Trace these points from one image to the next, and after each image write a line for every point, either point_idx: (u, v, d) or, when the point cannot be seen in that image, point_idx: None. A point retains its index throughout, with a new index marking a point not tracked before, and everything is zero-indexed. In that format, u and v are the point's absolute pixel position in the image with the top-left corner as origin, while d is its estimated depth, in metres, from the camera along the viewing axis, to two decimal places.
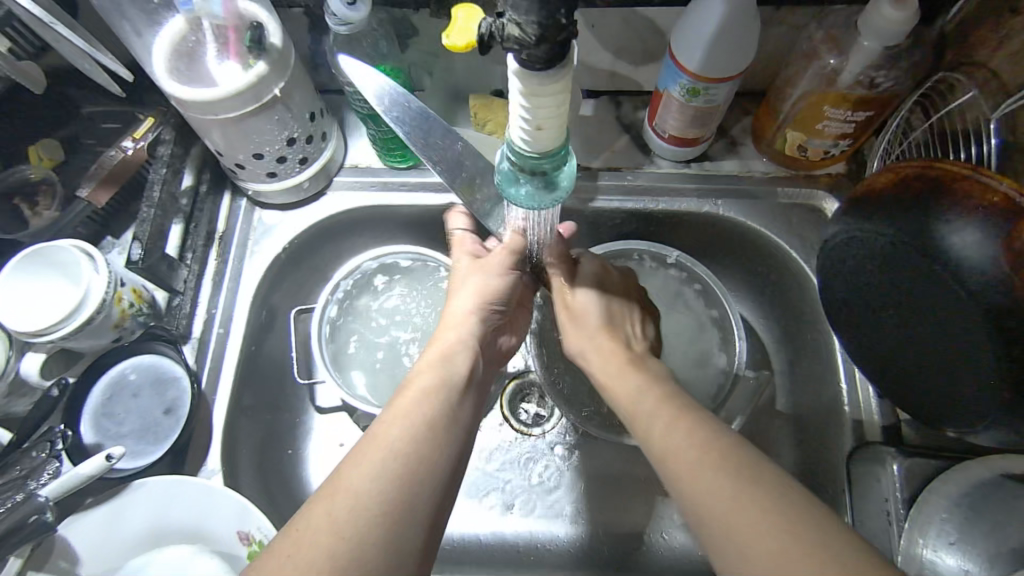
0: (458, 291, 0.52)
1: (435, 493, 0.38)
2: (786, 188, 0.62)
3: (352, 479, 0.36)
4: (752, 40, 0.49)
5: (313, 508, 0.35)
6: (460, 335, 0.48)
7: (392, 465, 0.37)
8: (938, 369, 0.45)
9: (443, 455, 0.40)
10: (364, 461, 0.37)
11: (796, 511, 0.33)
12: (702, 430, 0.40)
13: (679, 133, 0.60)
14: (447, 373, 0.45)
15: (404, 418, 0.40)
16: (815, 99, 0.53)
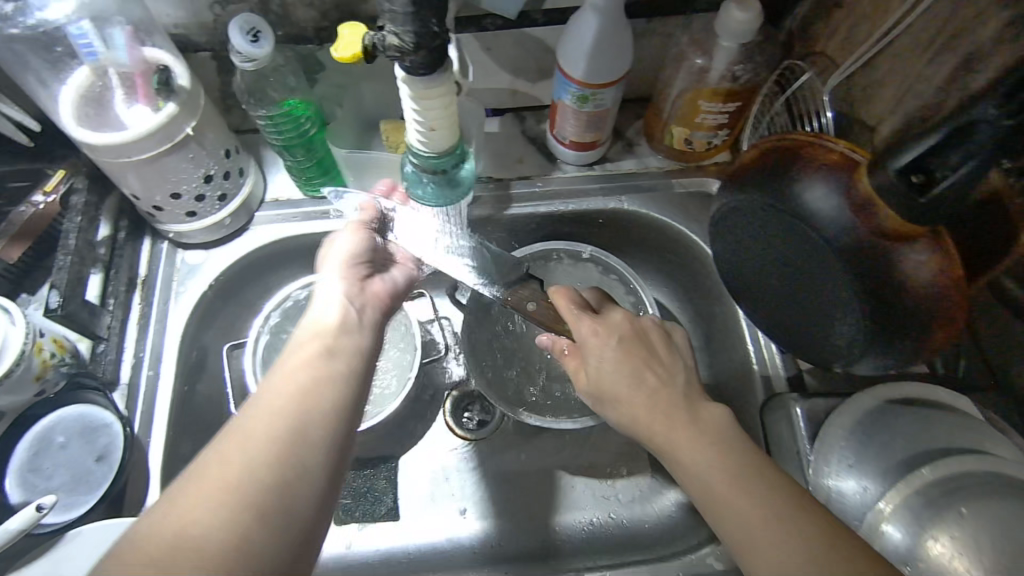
0: (328, 260, 0.52)
1: (325, 447, 0.39)
2: (681, 179, 0.68)
3: (237, 447, 0.37)
4: (627, 48, 0.55)
5: (200, 479, 0.36)
6: (339, 294, 0.49)
7: (275, 430, 0.38)
8: (822, 319, 0.50)
9: (322, 405, 0.40)
10: (246, 433, 0.38)
11: (857, 558, 0.38)
12: (759, 475, 0.42)
13: (579, 138, 0.65)
14: (323, 332, 0.45)
15: (285, 381, 0.41)
16: (690, 95, 0.60)
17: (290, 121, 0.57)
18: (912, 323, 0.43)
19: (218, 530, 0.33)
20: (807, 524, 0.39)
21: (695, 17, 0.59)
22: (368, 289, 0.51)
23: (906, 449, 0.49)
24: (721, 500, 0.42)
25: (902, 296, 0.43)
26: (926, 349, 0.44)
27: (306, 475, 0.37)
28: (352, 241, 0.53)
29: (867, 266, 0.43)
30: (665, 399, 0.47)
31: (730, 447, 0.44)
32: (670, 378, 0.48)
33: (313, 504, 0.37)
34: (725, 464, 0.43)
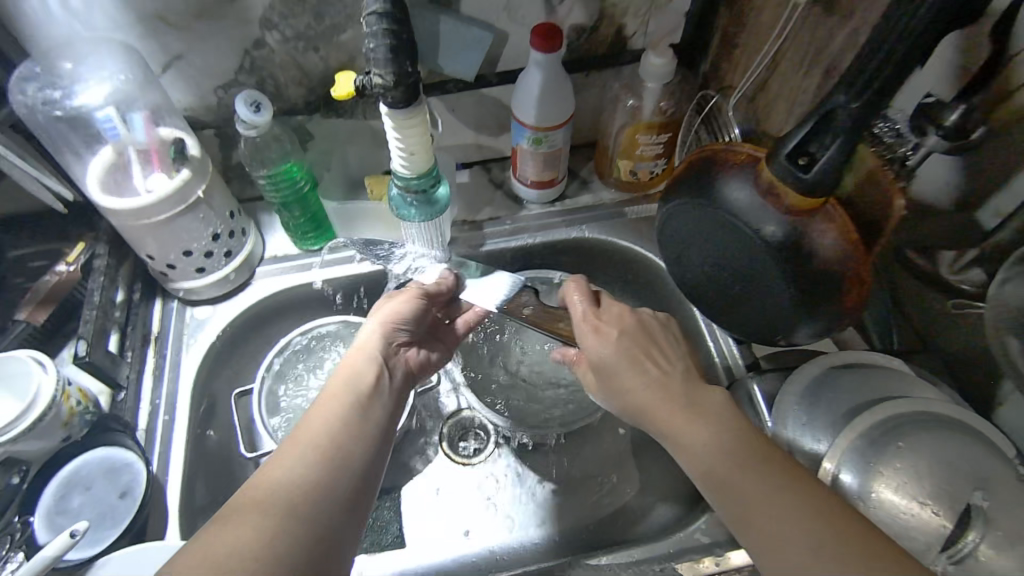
0: (371, 321, 0.58)
1: (352, 483, 0.45)
2: (632, 207, 0.78)
3: (277, 482, 0.42)
4: (570, 95, 0.66)
5: (246, 502, 0.41)
6: (370, 353, 0.55)
7: (312, 472, 0.43)
8: (759, 302, 0.57)
9: (352, 458, 0.46)
10: (286, 469, 0.43)
11: (849, 519, 0.41)
12: (754, 446, 0.46)
13: (539, 177, 0.74)
14: (356, 387, 0.51)
15: (318, 425, 0.47)
16: (630, 130, 0.69)
17: (287, 179, 0.66)
18: (831, 286, 0.52)
19: (262, 550, 0.38)
20: (798, 488, 0.43)
21: (624, 67, 0.71)
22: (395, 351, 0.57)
23: (849, 402, 0.55)
24: (720, 472, 0.46)
25: (822, 268, 0.51)
26: (845, 306, 0.53)
27: (334, 505, 0.43)
28: (393, 303, 0.60)
29: (783, 242, 0.51)
30: (664, 384, 0.51)
31: (725, 422, 0.48)
32: (667, 366, 0.53)
33: (338, 529, 0.42)
34: (721, 435, 0.47)
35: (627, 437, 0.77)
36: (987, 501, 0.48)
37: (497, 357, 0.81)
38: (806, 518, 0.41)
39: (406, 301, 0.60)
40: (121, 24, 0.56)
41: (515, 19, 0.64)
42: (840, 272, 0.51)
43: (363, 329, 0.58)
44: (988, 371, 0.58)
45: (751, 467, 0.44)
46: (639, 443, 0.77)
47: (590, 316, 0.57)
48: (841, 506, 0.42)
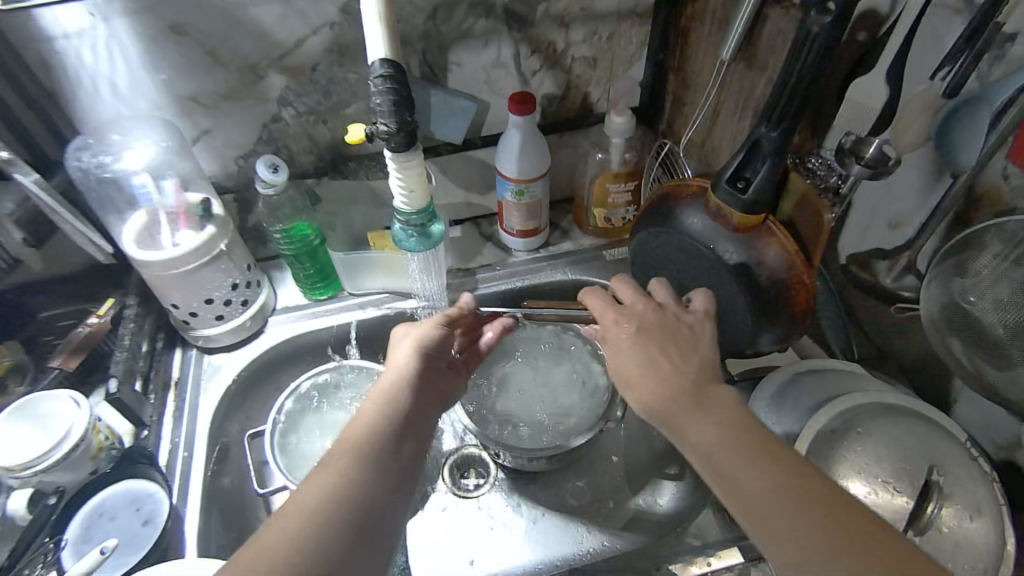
0: (397, 342, 0.61)
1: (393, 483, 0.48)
2: (610, 249, 0.86)
3: (309, 500, 0.44)
4: (546, 151, 0.76)
5: (282, 522, 0.42)
6: (404, 375, 0.57)
7: (343, 491, 0.45)
8: (723, 317, 0.64)
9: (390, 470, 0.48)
10: (319, 487, 0.45)
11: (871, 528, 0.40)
12: (778, 448, 0.45)
13: (523, 226, 0.83)
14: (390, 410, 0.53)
15: (357, 436, 0.50)
16: (600, 180, 0.79)
17: (298, 235, 0.75)
18: (780, 294, 0.58)
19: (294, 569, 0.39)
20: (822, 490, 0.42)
21: (592, 128, 0.82)
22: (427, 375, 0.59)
23: (812, 400, 0.60)
24: (742, 481, 0.44)
25: (772, 276, 0.58)
26: (796, 313, 0.59)
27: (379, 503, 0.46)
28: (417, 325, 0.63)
29: (733, 252, 0.59)
30: (681, 381, 0.50)
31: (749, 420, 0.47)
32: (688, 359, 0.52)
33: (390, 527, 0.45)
34: (746, 433, 0.46)
35: (620, 465, 0.81)
36: (943, 477, 0.52)
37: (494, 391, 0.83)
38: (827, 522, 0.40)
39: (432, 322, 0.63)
40: (161, 105, 0.66)
41: (495, 90, 0.75)
42: (790, 277, 0.58)
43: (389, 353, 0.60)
44: (938, 371, 0.64)
45: (771, 467, 0.44)
46: (631, 470, 0.80)
47: (612, 319, 0.58)
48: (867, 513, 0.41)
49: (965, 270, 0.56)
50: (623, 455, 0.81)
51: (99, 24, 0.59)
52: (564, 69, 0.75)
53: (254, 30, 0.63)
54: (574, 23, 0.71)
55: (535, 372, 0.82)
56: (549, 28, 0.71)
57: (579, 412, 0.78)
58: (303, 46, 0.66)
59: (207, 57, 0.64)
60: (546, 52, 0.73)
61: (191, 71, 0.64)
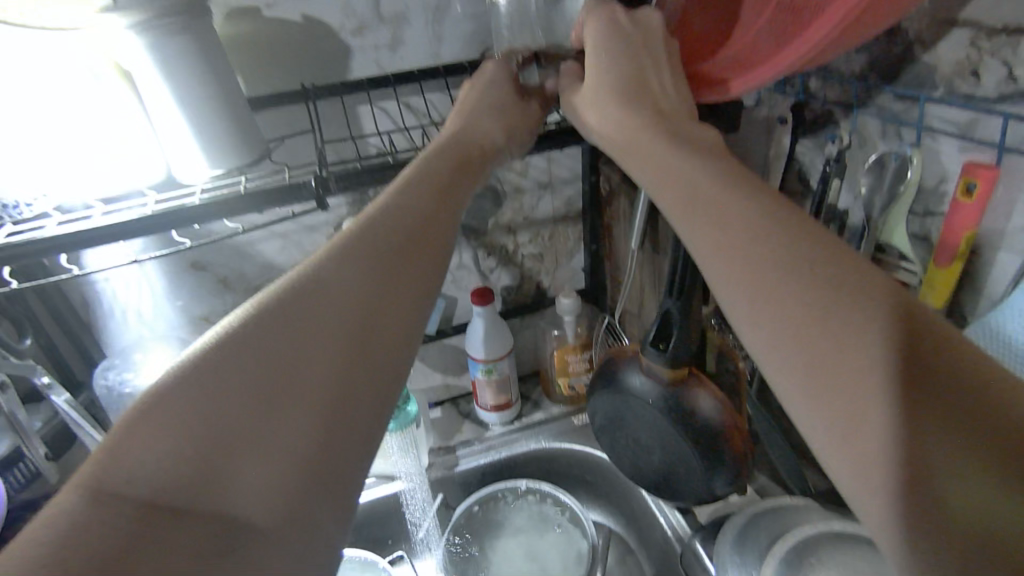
0: (461, 136, 0.54)
1: (339, 313, 0.36)
2: (578, 413, 0.92)
3: (283, 356, 0.34)
4: (506, 334, 0.87)
5: (241, 395, 0.32)
6: (457, 156, 0.51)
7: (331, 326, 0.35)
8: (676, 468, 0.69)
9: (336, 305, 0.36)
10: (290, 333, 0.35)
11: (838, 363, 0.31)
12: (727, 213, 0.36)
13: (496, 400, 0.90)
14: (377, 222, 0.41)
15: (302, 287, 0.36)
16: (559, 353, 0.89)
17: None
18: (719, 439, 0.66)
19: (286, 463, 0.31)
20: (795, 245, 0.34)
21: (547, 309, 0.95)
22: (452, 170, 0.49)
23: (766, 537, 0.64)
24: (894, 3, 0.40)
25: (709, 423, 0.66)
26: (737, 453, 0.66)
27: (315, 352, 0.34)
28: (483, 120, 0.57)
29: (669, 405, 0.67)
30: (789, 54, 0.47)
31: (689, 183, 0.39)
32: (663, 91, 0.48)
33: (330, 352, 0.35)
34: (689, 208, 0.39)
35: None
36: None
37: (483, 568, 0.82)
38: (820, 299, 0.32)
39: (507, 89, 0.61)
40: (177, 325, 0.80)
41: (460, 287, 0.89)
42: (725, 422, 0.66)
43: (459, 106, 0.59)
44: None
45: None
46: None
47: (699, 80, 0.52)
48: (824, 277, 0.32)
49: None
50: None
51: (137, 267, 0.74)
52: (516, 265, 0.90)
53: (259, 259, 0.79)
54: (519, 230, 0.88)
55: (522, 546, 0.83)
56: (499, 236, 0.87)
57: None
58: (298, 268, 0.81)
59: (219, 284, 0.78)
60: (500, 253, 0.88)
61: (204, 296, 0.79)
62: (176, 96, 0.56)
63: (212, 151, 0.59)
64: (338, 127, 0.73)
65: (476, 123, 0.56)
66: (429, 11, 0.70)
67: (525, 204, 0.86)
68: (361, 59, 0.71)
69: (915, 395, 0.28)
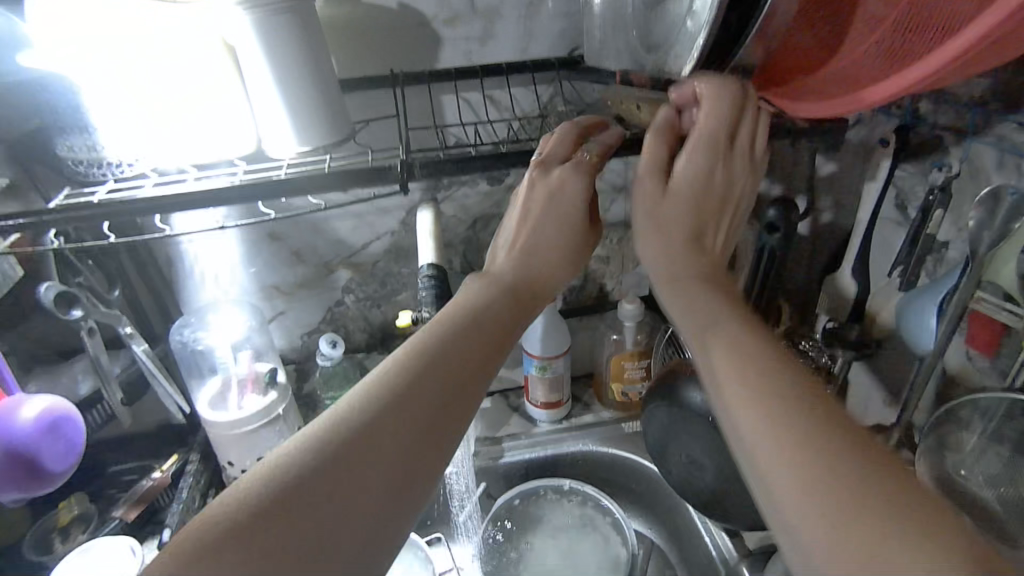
0: (521, 258, 0.55)
1: (388, 453, 0.39)
2: (628, 421, 0.90)
3: (359, 449, 0.38)
4: (564, 333, 0.86)
5: (282, 527, 0.34)
6: (509, 287, 0.52)
7: (380, 469, 0.38)
8: (730, 490, 0.67)
9: (385, 442, 0.39)
10: (341, 469, 0.37)
11: (854, 507, 0.32)
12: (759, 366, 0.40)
13: (547, 398, 0.90)
14: (433, 359, 0.43)
15: (355, 418, 0.39)
16: (617, 359, 0.88)
17: None
18: None
19: None
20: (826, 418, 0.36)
21: (608, 312, 0.94)
22: (507, 308, 0.50)
23: None
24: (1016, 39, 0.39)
25: None
26: None
27: (358, 489, 0.37)
28: (552, 230, 0.56)
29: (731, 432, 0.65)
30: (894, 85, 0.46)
31: (730, 329, 0.43)
32: (724, 175, 0.54)
33: (374, 491, 0.37)
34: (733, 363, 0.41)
35: None
36: None
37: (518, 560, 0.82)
38: (836, 448, 0.34)
39: (585, 190, 0.57)
40: (252, 292, 0.84)
41: None
42: None
43: (522, 213, 0.56)
44: None
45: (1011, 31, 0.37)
46: None
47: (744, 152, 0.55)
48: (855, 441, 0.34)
49: (952, 446, 0.59)
50: None
51: (223, 233, 0.78)
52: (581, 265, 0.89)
53: (333, 236, 0.82)
54: None
55: (559, 545, 0.84)
56: None
57: None
58: (368, 248, 0.84)
59: (292, 256, 0.82)
60: None
61: (277, 267, 0.83)
62: (275, 71, 0.58)
63: (301, 129, 0.61)
64: (422, 114, 0.74)
65: (538, 229, 0.56)
66: (521, 5, 0.69)
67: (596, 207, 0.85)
68: (450, 48, 0.71)
69: (947, 537, 0.30)
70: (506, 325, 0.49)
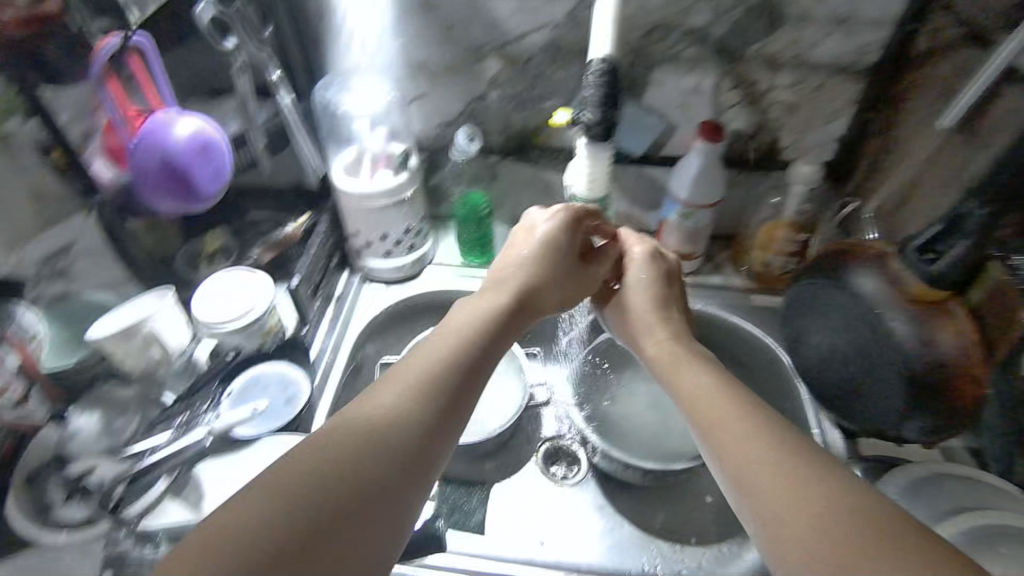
0: (512, 296, 0.59)
1: (383, 465, 0.41)
2: (758, 295, 0.83)
3: (356, 463, 0.40)
4: (718, 183, 0.76)
5: (276, 535, 0.35)
6: (499, 330, 0.55)
7: (372, 485, 0.40)
8: (863, 390, 0.60)
9: (380, 456, 0.41)
10: (337, 481, 0.39)
11: (837, 523, 0.36)
12: (734, 424, 0.45)
13: (679, 249, 0.83)
14: (423, 380, 0.46)
15: (349, 435, 0.41)
16: (771, 225, 0.78)
17: (470, 204, 0.83)
18: (943, 385, 0.56)
19: None
20: (796, 455, 0.42)
21: (774, 172, 0.81)
22: (494, 344, 0.53)
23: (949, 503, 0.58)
24: None
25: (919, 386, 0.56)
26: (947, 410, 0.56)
27: (354, 498, 0.38)
28: (530, 261, 0.63)
29: (886, 329, 0.57)
30: None
31: (722, 391, 0.49)
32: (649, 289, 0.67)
33: (370, 507, 0.39)
34: (714, 426, 0.46)
35: (713, 507, 0.76)
36: None
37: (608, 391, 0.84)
38: (803, 475, 0.40)
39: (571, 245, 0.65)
40: (397, 65, 0.79)
41: (686, 115, 0.78)
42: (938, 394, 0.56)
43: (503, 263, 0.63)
44: None
45: None
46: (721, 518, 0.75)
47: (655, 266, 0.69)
48: (825, 475, 0.40)
49: None
50: (719, 497, 0.77)
51: None
52: (761, 109, 0.76)
53: (490, 16, 0.73)
54: (784, 68, 0.72)
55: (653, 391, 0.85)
56: (756, 68, 0.72)
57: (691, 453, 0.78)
58: (525, 39, 0.75)
59: (444, 31, 0.75)
60: (747, 90, 0.74)
61: (427, 41, 0.76)
62: None
63: None
64: None
65: (517, 261, 0.63)
66: None
67: (805, 38, 0.69)
68: None
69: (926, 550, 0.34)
70: (491, 366, 0.52)
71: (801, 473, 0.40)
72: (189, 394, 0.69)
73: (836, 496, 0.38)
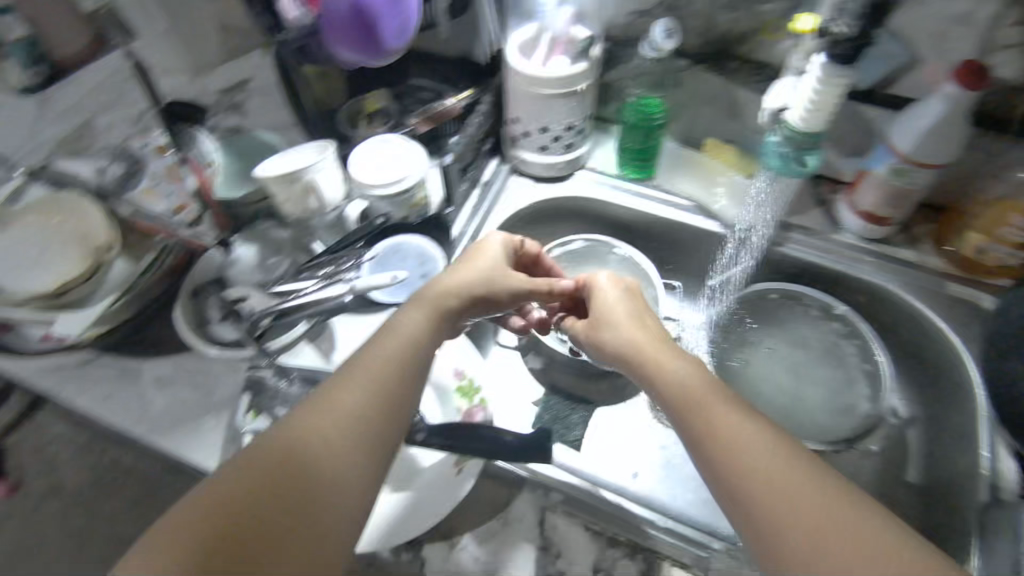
0: (448, 305, 0.58)
1: (328, 463, 0.45)
2: (956, 283, 0.71)
3: (305, 463, 0.44)
4: (957, 142, 0.62)
5: (218, 537, 0.39)
6: (425, 340, 0.55)
7: (316, 486, 0.43)
8: None
9: (325, 454, 0.45)
10: (282, 481, 0.43)
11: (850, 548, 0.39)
12: (749, 440, 0.44)
13: (873, 210, 0.71)
14: (362, 386, 0.49)
15: (293, 439, 0.45)
16: (1009, 204, 0.64)
17: (644, 110, 0.75)
18: None
19: None
20: (802, 474, 0.42)
21: None
22: (423, 352, 0.54)
23: None
24: None
25: None
26: None
27: (301, 495, 0.43)
28: (477, 270, 0.61)
29: None
30: None
31: (730, 407, 0.47)
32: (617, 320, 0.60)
33: (325, 496, 0.43)
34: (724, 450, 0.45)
35: None
36: None
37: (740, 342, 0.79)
38: (815, 493, 0.41)
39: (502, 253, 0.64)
40: None
41: (939, 49, 0.64)
42: None
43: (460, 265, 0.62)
44: None
45: None
46: None
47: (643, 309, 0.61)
48: (830, 497, 0.41)
49: None
50: None
51: None
52: None
53: None
54: None
55: (795, 357, 0.78)
56: None
57: (822, 433, 0.72)
58: None
59: None
60: None
61: None
62: None
63: None
64: None
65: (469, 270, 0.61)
66: None
67: None
68: None
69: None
70: (422, 375, 0.53)
71: (814, 498, 0.41)
72: (336, 248, 0.69)
73: (848, 520, 0.40)
